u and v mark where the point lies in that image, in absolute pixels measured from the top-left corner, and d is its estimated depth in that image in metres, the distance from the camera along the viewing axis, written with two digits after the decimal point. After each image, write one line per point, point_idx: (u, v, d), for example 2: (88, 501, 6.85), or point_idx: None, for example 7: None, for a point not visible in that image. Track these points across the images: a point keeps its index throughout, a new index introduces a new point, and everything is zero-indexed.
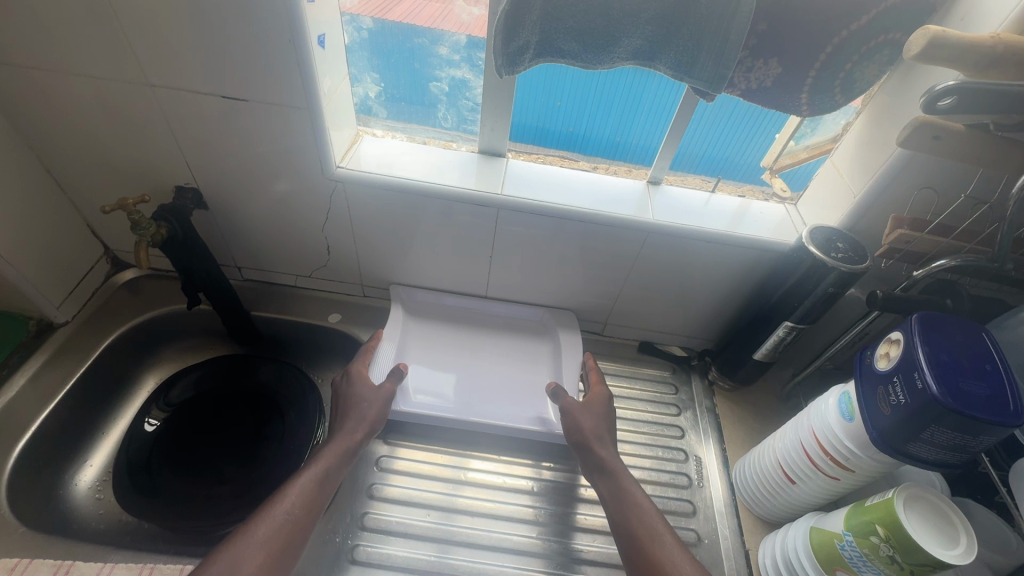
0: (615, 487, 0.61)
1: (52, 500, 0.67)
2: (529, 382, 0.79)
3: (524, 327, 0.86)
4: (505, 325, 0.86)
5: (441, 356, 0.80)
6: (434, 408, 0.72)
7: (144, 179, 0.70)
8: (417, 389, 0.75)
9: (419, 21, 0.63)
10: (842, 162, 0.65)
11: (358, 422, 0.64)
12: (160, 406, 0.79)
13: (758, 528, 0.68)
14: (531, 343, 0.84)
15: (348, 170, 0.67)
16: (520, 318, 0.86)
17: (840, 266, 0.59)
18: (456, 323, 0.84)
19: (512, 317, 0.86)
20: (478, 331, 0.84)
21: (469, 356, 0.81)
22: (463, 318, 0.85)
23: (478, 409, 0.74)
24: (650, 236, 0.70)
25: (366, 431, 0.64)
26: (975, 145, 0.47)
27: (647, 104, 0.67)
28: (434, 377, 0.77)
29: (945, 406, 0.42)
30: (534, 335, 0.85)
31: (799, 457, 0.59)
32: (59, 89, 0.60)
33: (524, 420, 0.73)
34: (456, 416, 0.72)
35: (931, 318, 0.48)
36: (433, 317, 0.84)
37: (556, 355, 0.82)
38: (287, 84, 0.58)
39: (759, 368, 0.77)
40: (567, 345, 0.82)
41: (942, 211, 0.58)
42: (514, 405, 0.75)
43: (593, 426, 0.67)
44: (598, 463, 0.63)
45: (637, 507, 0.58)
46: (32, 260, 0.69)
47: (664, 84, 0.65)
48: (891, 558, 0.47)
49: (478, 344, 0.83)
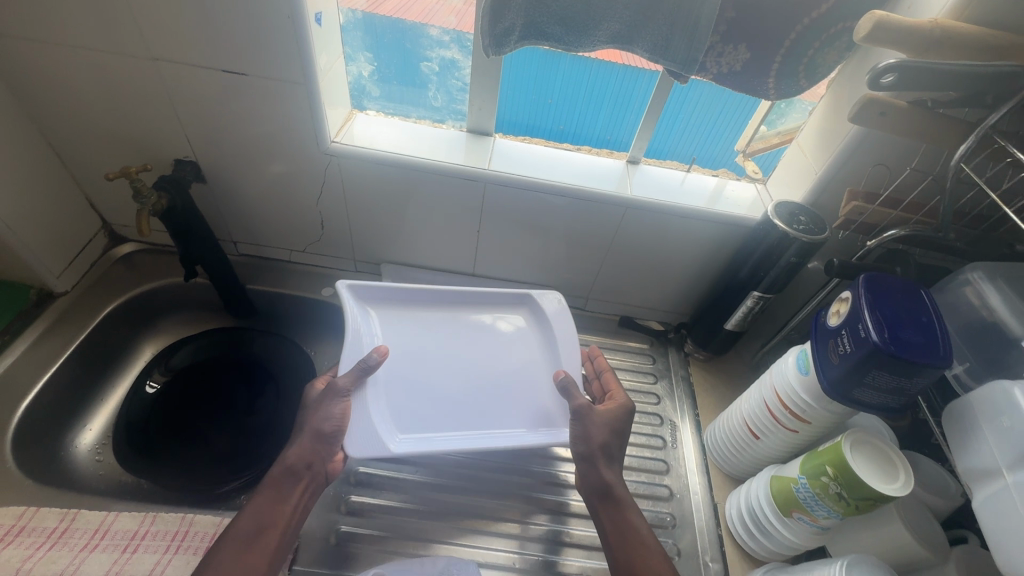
0: (622, 514, 0.58)
1: (54, 460, 0.70)
2: (532, 376, 0.72)
3: (502, 311, 0.78)
4: (480, 309, 0.77)
5: (398, 354, 0.69)
6: (419, 433, 0.63)
7: (144, 152, 0.73)
8: (381, 418, 0.62)
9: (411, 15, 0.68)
10: (805, 142, 0.70)
11: (304, 431, 0.59)
12: (161, 371, 0.81)
13: (726, 483, 0.73)
14: (518, 328, 0.76)
15: (342, 145, 0.70)
16: (497, 300, 0.78)
17: (801, 236, 0.63)
18: (406, 312, 0.73)
19: (489, 296, 0.77)
20: (437, 323, 0.74)
21: (428, 352, 0.70)
22: (417, 304, 0.74)
23: (460, 424, 0.65)
24: (628, 210, 0.74)
25: (309, 441, 0.59)
26: (920, 120, 0.52)
27: (637, 103, 0.74)
28: (395, 389, 0.66)
29: (885, 352, 0.46)
30: (517, 317, 0.77)
31: (763, 413, 0.64)
32: (64, 62, 0.63)
33: (529, 425, 0.67)
34: (443, 435, 0.63)
35: (876, 278, 0.52)
36: (381, 308, 0.72)
37: (549, 345, 0.74)
38: (286, 59, 0.61)
39: (731, 338, 0.82)
40: (561, 327, 0.75)
41: (894, 185, 0.63)
42: (512, 405, 0.68)
43: (604, 439, 0.60)
44: (603, 486, 0.59)
45: (642, 543, 0.56)
46: (33, 229, 0.72)
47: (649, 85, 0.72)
48: (840, 495, 0.52)
49: (437, 338, 0.72)
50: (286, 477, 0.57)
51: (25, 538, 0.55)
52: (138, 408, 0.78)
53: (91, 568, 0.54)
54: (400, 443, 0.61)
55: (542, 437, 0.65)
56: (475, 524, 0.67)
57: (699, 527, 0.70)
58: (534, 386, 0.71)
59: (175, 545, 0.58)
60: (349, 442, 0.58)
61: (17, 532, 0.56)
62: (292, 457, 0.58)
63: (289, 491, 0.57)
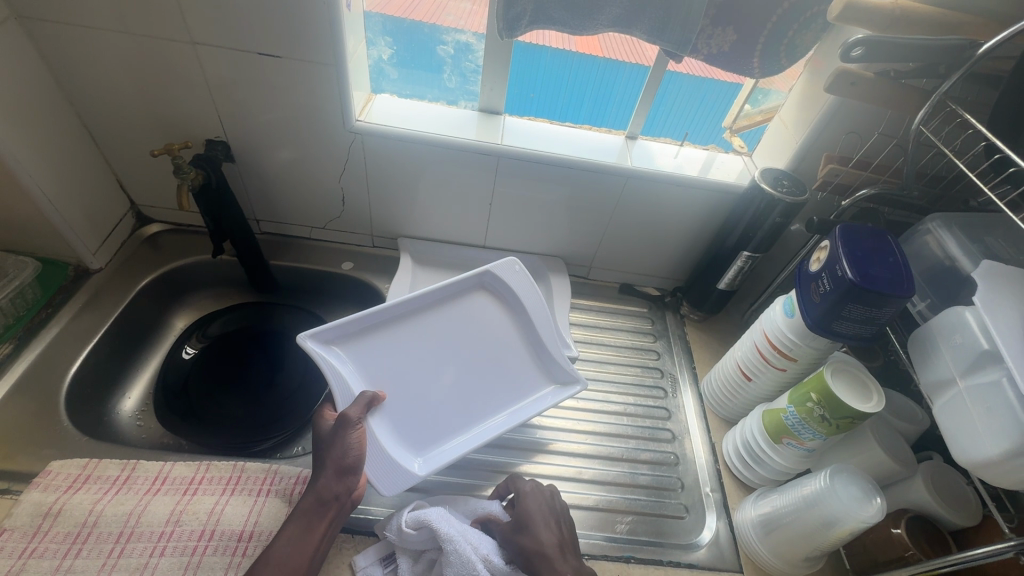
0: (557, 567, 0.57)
1: (102, 423, 0.74)
2: (510, 351, 0.76)
3: (463, 299, 0.79)
4: (440, 303, 0.77)
5: (379, 373, 0.69)
6: (430, 443, 0.66)
7: (177, 133, 0.77)
8: (393, 446, 0.63)
9: (390, 9, 0.75)
10: (787, 116, 0.78)
11: (325, 466, 0.57)
12: (199, 336, 0.89)
13: (721, 426, 0.81)
14: (484, 309, 0.78)
15: (365, 123, 0.75)
16: (455, 288, 0.78)
17: (785, 198, 0.71)
18: (369, 338, 0.71)
19: (444, 290, 0.77)
20: (407, 334, 0.73)
21: (400, 367, 0.70)
22: (377, 327, 0.73)
23: (457, 427, 0.68)
24: (629, 180, 0.81)
25: (333, 475, 0.56)
26: (884, 90, 0.60)
27: (623, 80, 0.80)
28: (393, 412, 0.66)
29: (858, 286, 0.54)
30: (482, 300, 0.79)
31: (754, 356, 0.72)
32: (105, 47, 0.67)
33: (512, 393, 0.73)
34: (454, 440, 0.67)
35: (850, 229, 0.60)
36: (343, 342, 0.70)
37: (516, 311, 0.79)
38: (316, 41, 0.67)
39: (723, 297, 0.90)
40: (527, 297, 0.79)
41: (865, 149, 0.72)
42: (497, 381, 0.73)
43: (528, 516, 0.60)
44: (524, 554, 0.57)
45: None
46: (73, 207, 0.76)
47: (632, 75, 0.80)
48: (822, 416, 0.60)
49: (405, 352, 0.72)
50: (317, 507, 0.56)
51: (92, 485, 0.61)
52: (175, 370, 0.84)
53: (158, 508, 0.60)
54: (422, 464, 0.64)
55: (533, 406, 0.71)
56: (499, 467, 0.73)
57: (700, 463, 0.77)
58: (516, 361, 0.76)
59: (229, 488, 0.63)
60: (381, 484, 0.60)
61: (84, 479, 0.61)
62: (320, 487, 0.56)
63: (316, 521, 0.55)
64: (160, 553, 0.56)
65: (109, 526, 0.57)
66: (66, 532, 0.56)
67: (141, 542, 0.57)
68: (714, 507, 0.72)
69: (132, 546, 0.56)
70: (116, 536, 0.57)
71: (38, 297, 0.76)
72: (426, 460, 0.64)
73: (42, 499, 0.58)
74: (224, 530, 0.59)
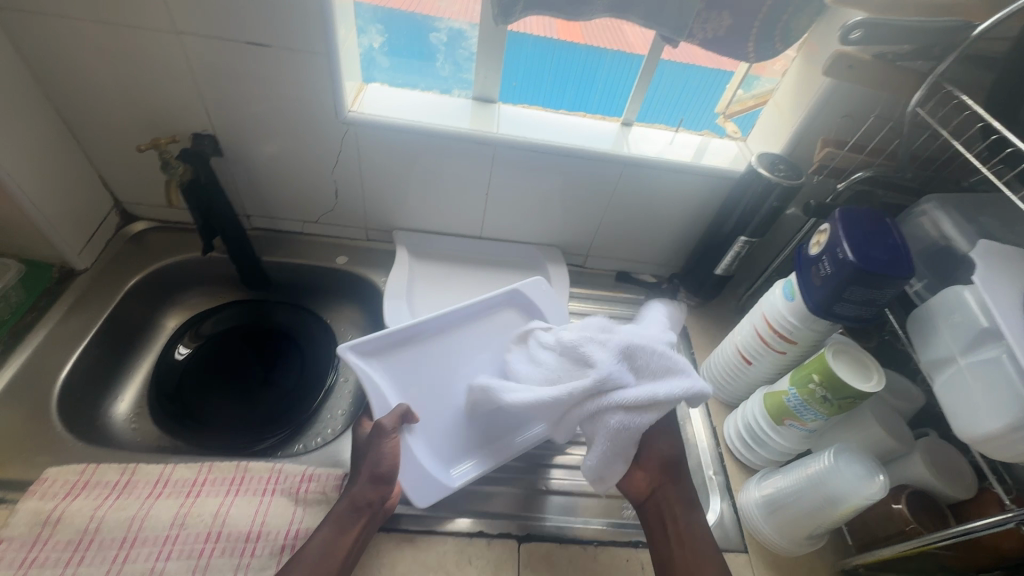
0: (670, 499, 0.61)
1: (95, 427, 0.73)
2: None
3: (499, 311, 0.76)
4: (478, 316, 0.75)
5: (417, 387, 0.67)
6: (465, 456, 0.64)
7: (161, 126, 0.75)
8: (427, 458, 0.62)
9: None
10: (782, 99, 0.78)
11: (361, 473, 0.57)
12: (191, 335, 0.87)
13: (722, 410, 0.82)
14: (519, 323, 0.75)
15: (358, 114, 0.74)
16: (491, 302, 0.76)
17: (782, 181, 0.71)
18: (409, 350, 0.69)
19: (479, 305, 0.75)
20: (448, 347, 0.71)
21: (436, 380, 0.68)
22: (418, 338, 0.70)
23: (492, 442, 0.66)
24: (626, 167, 0.80)
25: (368, 483, 0.57)
26: (881, 72, 0.60)
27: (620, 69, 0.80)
28: (427, 425, 0.64)
29: (858, 269, 0.55)
30: (516, 314, 0.77)
31: (754, 340, 0.72)
32: (83, 37, 0.64)
33: None
34: (489, 454, 0.65)
35: (848, 212, 0.61)
36: (381, 353, 0.68)
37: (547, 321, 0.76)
38: (308, 31, 0.65)
39: (720, 282, 0.90)
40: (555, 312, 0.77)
41: (860, 133, 0.72)
42: None
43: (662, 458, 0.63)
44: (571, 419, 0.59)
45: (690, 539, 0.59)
46: (56, 206, 0.73)
47: (615, 62, 0.79)
48: (824, 397, 0.61)
49: (443, 365, 0.69)
50: (352, 513, 0.56)
51: (91, 491, 0.59)
52: (169, 370, 0.82)
53: (161, 512, 0.59)
54: (455, 479, 0.62)
55: None
56: None
57: (702, 447, 0.77)
58: None
59: (234, 489, 0.62)
60: (414, 496, 0.59)
61: (82, 486, 0.59)
62: (354, 494, 0.57)
63: (348, 529, 0.55)
64: (167, 557, 0.55)
65: (112, 532, 0.56)
66: (68, 540, 0.55)
67: (146, 547, 0.56)
68: (717, 489, 0.73)
69: (137, 551, 0.55)
70: (120, 542, 0.56)
71: (22, 299, 0.74)
72: (459, 473, 0.63)
73: (40, 507, 0.57)
74: (231, 531, 0.58)
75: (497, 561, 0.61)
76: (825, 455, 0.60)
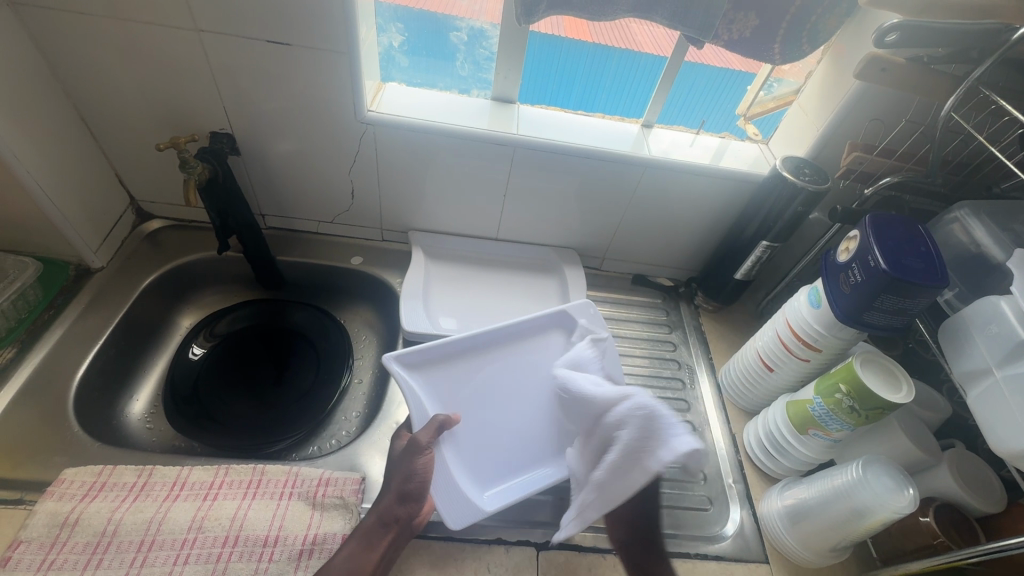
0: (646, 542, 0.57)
1: (110, 427, 0.72)
2: None
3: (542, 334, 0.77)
4: (522, 338, 0.76)
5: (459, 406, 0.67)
6: (500, 478, 0.64)
7: (179, 124, 0.74)
8: (461, 476, 0.62)
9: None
10: (806, 102, 0.76)
11: (389, 488, 0.57)
12: (206, 335, 0.87)
13: (741, 418, 0.80)
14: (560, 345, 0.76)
15: (378, 114, 0.73)
16: (534, 325, 0.77)
17: (808, 185, 0.70)
18: (451, 367, 0.71)
19: (522, 325, 0.76)
20: (491, 367, 0.72)
21: (477, 399, 0.69)
22: (461, 355, 0.72)
23: (531, 466, 0.65)
24: (646, 170, 0.79)
25: (395, 500, 0.56)
26: (914, 76, 0.59)
27: (639, 74, 0.80)
28: (466, 445, 0.65)
29: (891, 276, 0.53)
30: (555, 335, 0.77)
31: (776, 347, 0.71)
32: (104, 34, 0.64)
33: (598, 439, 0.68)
34: (528, 477, 0.64)
35: (879, 218, 0.59)
36: (423, 367, 0.69)
37: None
38: (329, 30, 0.64)
39: (739, 288, 0.89)
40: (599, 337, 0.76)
41: (889, 137, 0.71)
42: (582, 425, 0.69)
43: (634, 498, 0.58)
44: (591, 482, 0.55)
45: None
46: (74, 204, 0.73)
47: (622, 60, 0.77)
48: (851, 408, 0.60)
49: (484, 385, 0.70)
50: (379, 529, 0.55)
51: (108, 492, 0.59)
52: (184, 369, 0.82)
53: (178, 515, 0.58)
54: (490, 501, 0.62)
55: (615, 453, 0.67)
56: None
57: (721, 454, 0.76)
58: None
59: (251, 492, 0.61)
60: (448, 516, 0.58)
61: (100, 487, 0.59)
62: (382, 509, 0.56)
63: (375, 541, 0.55)
64: (184, 561, 0.55)
65: (130, 535, 0.56)
66: (85, 543, 0.55)
67: (163, 551, 0.55)
68: (737, 498, 0.72)
69: (154, 555, 0.55)
70: (137, 545, 0.55)
71: (39, 297, 0.73)
72: (492, 497, 0.62)
73: (58, 509, 0.56)
74: (249, 536, 0.58)
75: (517, 569, 0.60)
76: (855, 467, 0.59)
